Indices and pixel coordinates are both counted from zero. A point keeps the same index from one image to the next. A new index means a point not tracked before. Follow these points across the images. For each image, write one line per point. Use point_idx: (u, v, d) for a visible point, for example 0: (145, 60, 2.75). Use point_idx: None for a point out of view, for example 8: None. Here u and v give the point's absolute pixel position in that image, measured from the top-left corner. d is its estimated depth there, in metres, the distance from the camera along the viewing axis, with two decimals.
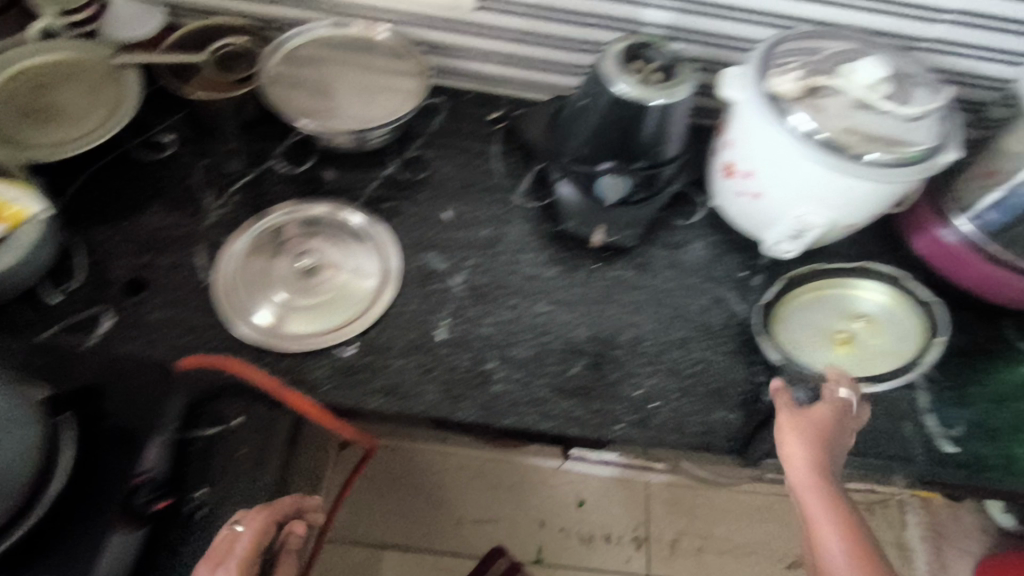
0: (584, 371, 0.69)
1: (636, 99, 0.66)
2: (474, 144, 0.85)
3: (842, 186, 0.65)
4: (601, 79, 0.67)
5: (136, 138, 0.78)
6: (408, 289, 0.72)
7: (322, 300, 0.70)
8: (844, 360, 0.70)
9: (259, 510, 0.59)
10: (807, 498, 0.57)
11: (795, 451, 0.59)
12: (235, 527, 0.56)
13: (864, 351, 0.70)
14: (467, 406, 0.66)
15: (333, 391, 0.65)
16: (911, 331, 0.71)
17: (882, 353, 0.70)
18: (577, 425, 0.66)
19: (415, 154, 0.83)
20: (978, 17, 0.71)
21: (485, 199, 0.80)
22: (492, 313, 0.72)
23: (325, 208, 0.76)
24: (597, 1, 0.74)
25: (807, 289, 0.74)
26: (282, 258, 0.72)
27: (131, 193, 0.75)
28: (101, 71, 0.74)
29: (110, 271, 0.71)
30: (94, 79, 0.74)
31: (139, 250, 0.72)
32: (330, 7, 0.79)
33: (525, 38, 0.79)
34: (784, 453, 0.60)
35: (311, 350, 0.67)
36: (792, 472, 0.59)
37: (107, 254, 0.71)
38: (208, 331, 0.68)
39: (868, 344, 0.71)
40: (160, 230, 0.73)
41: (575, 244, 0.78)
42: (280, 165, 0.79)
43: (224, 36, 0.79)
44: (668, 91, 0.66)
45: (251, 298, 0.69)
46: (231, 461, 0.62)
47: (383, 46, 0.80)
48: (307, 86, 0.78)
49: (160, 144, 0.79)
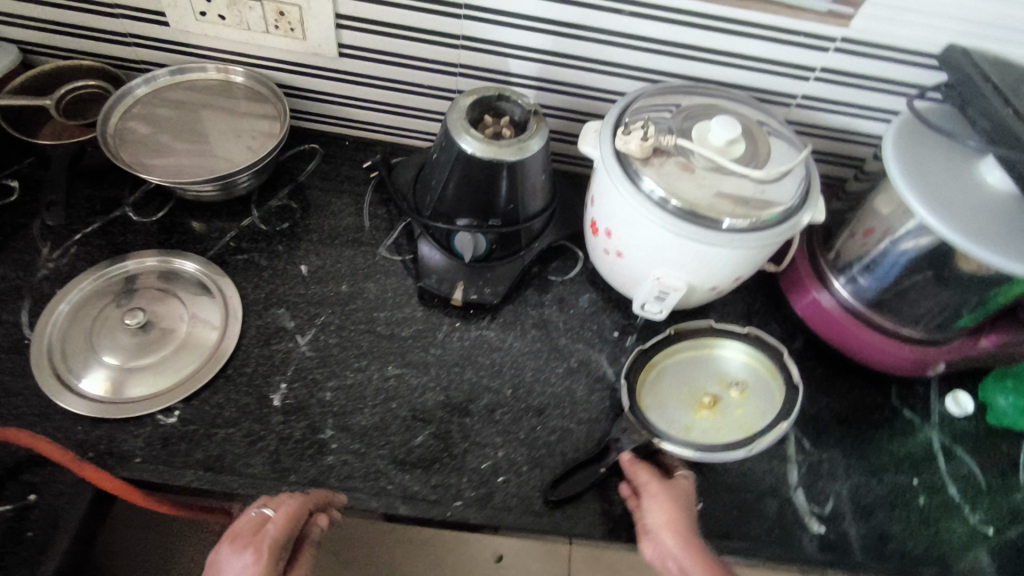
0: (428, 441, 0.65)
1: (483, 155, 0.62)
2: (345, 193, 0.81)
3: (695, 251, 0.61)
4: (448, 133, 0.63)
5: None
6: (248, 349, 0.68)
7: (156, 358, 0.65)
8: (697, 423, 0.66)
9: (291, 497, 0.58)
10: (682, 564, 0.54)
11: (664, 514, 0.57)
12: (264, 510, 0.57)
13: (723, 417, 0.66)
14: (294, 481, 0.61)
15: (148, 465, 0.60)
16: (772, 405, 0.66)
17: (739, 424, 0.66)
18: (413, 503, 0.61)
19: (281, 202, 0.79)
20: (843, 75, 0.69)
21: (348, 253, 0.76)
22: (337, 377, 0.67)
23: (165, 261, 0.72)
24: (459, 51, 0.72)
25: (688, 345, 0.70)
26: (115, 312, 0.67)
27: None
28: None
29: None
30: None
31: None
32: (188, 50, 0.76)
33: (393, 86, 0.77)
34: (651, 518, 0.57)
35: (132, 414, 0.62)
36: (662, 538, 0.56)
37: None
38: (16, 396, 0.62)
39: (731, 412, 0.67)
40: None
41: (438, 301, 0.74)
42: (131, 213, 0.75)
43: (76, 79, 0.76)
44: (518, 146, 0.63)
45: (74, 359, 0.64)
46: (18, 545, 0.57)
47: (243, 89, 0.77)
48: (159, 130, 0.74)
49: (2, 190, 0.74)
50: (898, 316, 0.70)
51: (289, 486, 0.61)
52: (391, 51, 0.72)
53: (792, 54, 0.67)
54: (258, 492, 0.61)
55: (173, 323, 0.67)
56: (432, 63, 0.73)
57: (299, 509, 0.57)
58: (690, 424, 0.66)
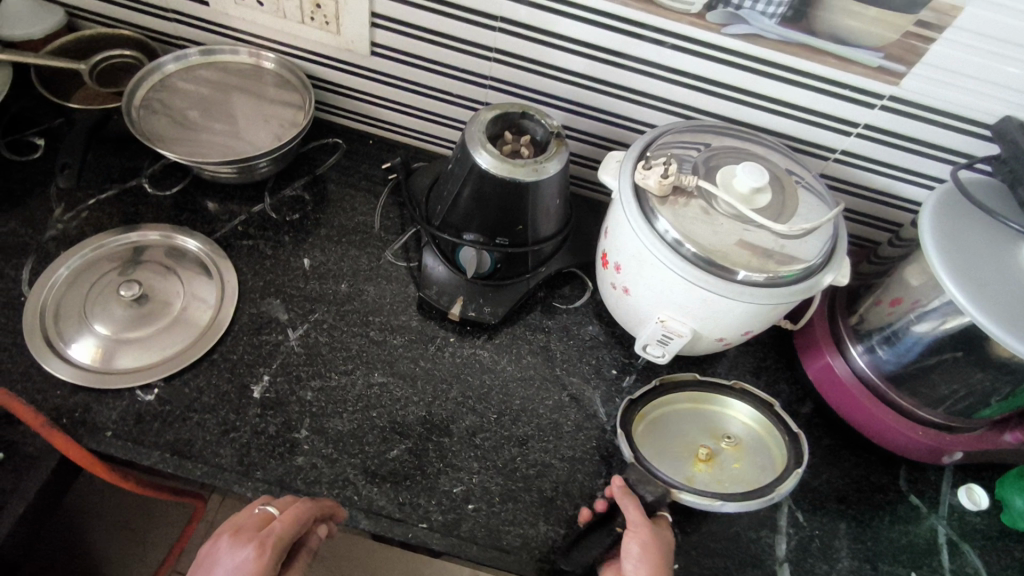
0: (402, 456, 0.63)
1: (495, 171, 0.60)
2: (360, 191, 0.80)
3: (702, 299, 0.58)
4: (464, 144, 0.62)
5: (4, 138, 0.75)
6: (238, 336, 0.67)
7: (146, 332, 0.65)
8: (695, 476, 0.62)
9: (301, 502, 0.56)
10: None
11: (647, 563, 0.54)
12: (268, 508, 0.55)
13: (723, 473, 0.62)
14: (259, 478, 0.60)
15: (117, 440, 0.60)
16: (772, 460, 0.63)
17: (737, 479, 0.62)
18: (376, 519, 0.59)
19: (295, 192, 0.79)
20: (886, 135, 0.65)
21: (354, 252, 0.75)
22: (320, 376, 0.66)
23: (170, 235, 0.71)
24: (490, 64, 0.70)
25: (681, 397, 0.67)
26: (112, 284, 0.67)
27: None
28: None
29: None
30: None
31: None
32: (225, 31, 0.76)
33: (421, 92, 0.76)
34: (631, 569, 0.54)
35: (112, 385, 0.61)
36: None
37: None
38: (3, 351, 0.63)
39: (727, 467, 0.63)
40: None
41: (436, 314, 0.72)
42: (147, 185, 0.75)
43: (113, 46, 0.77)
44: (535, 166, 0.60)
45: (64, 323, 0.64)
46: None
47: (274, 76, 0.77)
48: (184, 107, 0.74)
49: (28, 147, 0.75)
50: (917, 396, 0.66)
51: (253, 482, 0.59)
52: (422, 55, 0.72)
53: (834, 106, 0.64)
54: (220, 485, 0.59)
55: (169, 300, 0.67)
56: (462, 73, 0.72)
57: (304, 514, 0.55)
58: (689, 476, 0.62)
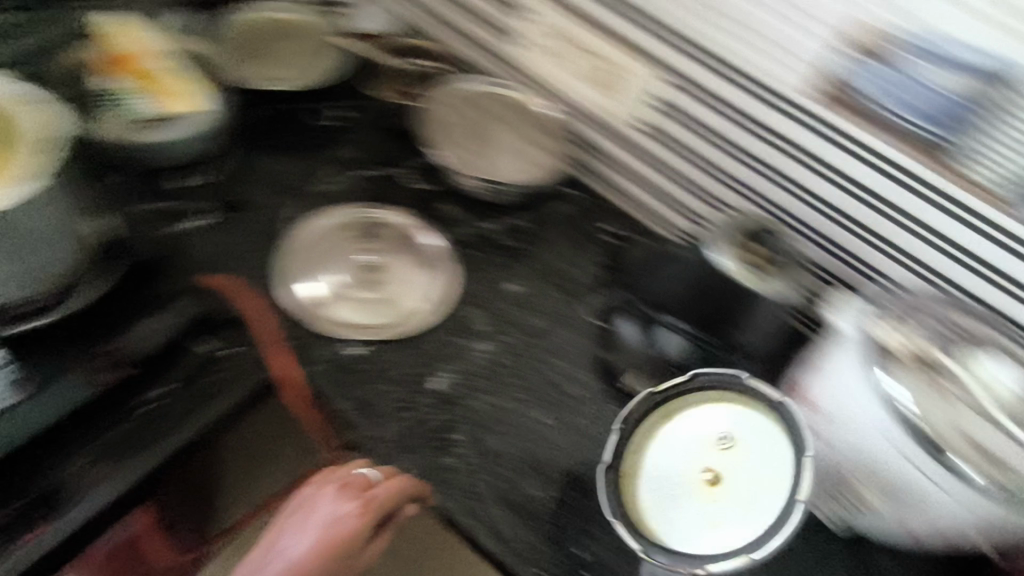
0: (541, 497, 0.65)
1: (728, 272, 0.64)
2: (576, 236, 0.82)
3: (917, 481, 0.55)
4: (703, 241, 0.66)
5: (310, 99, 0.86)
6: (436, 329, 0.73)
7: (368, 296, 0.74)
8: (715, 505, 0.55)
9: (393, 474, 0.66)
10: None
11: None
12: (365, 473, 0.65)
13: (727, 505, 0.55)
14: (414, 459, 0.66)
15: (319, 376, 0.69)
16: (779, 457, 0.55)
17: (748, 498, 0.55)
18: (499, 543, 0.63)
19: (522, 222, 0.82)
20: None
21: (555, 293, 0.78)
22: (493, 393, 0.70)
23: (412, 224, 0.80)
24: (744, 167, 0.69)
25: (687, 405, 0.58)
26: (353, 247, 0.78)
27: (282, 139, 0.84)
28: (315, 43, 0.88)
29: (226, 186, 0.80)
30: (307, 46, 0.88)
31: (257, 181, 0.81)
32: (514, 66, 0.84)
33: (665, 168, 0.76)
34: None
35: (328, 332, 0.71)
36: None
37: (233, 171, 0.81)
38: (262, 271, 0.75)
39: (741, 474, 0.56)
40: (282, 175, 0.82)
41: (610, 377, 0.71)
42: (406, 177, 0.83)
43: (422, 58, 0.89)
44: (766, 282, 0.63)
45: (307, 266, 0.75)
46: (198, 386, 0.67)
47: (540, 117, 0.83)
48: (460, 125, 0.85)
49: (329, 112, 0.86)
50: None
51: (410, 460, 0.66)
52: (680, 137, 0.72)
53: None
54: (383, 450, 0.66)
55: (393, 277, 0.76)
56: (713, 164, 0.71)
57: (404, 488, 0.64)
58: (710, 511, 0.55)
